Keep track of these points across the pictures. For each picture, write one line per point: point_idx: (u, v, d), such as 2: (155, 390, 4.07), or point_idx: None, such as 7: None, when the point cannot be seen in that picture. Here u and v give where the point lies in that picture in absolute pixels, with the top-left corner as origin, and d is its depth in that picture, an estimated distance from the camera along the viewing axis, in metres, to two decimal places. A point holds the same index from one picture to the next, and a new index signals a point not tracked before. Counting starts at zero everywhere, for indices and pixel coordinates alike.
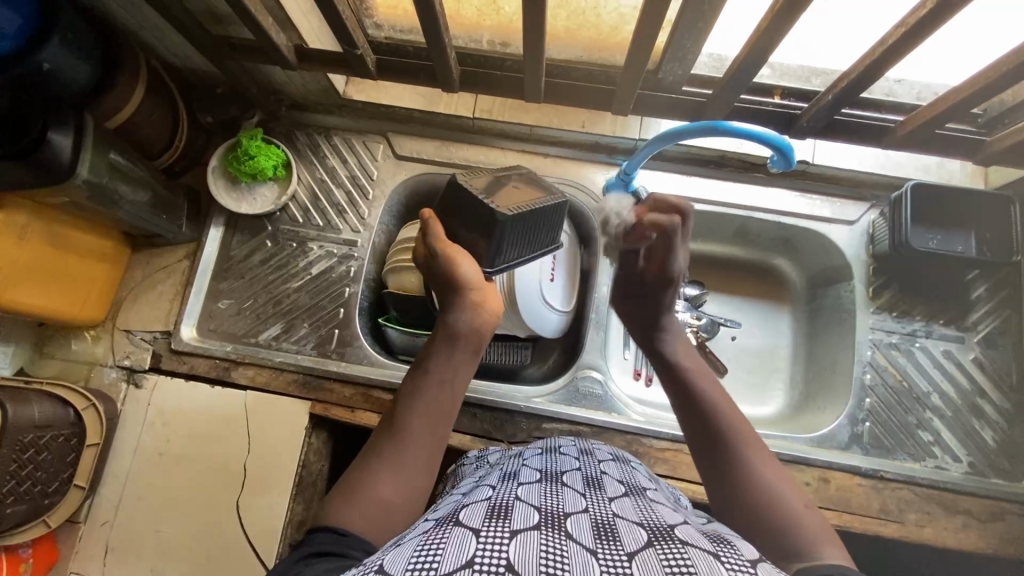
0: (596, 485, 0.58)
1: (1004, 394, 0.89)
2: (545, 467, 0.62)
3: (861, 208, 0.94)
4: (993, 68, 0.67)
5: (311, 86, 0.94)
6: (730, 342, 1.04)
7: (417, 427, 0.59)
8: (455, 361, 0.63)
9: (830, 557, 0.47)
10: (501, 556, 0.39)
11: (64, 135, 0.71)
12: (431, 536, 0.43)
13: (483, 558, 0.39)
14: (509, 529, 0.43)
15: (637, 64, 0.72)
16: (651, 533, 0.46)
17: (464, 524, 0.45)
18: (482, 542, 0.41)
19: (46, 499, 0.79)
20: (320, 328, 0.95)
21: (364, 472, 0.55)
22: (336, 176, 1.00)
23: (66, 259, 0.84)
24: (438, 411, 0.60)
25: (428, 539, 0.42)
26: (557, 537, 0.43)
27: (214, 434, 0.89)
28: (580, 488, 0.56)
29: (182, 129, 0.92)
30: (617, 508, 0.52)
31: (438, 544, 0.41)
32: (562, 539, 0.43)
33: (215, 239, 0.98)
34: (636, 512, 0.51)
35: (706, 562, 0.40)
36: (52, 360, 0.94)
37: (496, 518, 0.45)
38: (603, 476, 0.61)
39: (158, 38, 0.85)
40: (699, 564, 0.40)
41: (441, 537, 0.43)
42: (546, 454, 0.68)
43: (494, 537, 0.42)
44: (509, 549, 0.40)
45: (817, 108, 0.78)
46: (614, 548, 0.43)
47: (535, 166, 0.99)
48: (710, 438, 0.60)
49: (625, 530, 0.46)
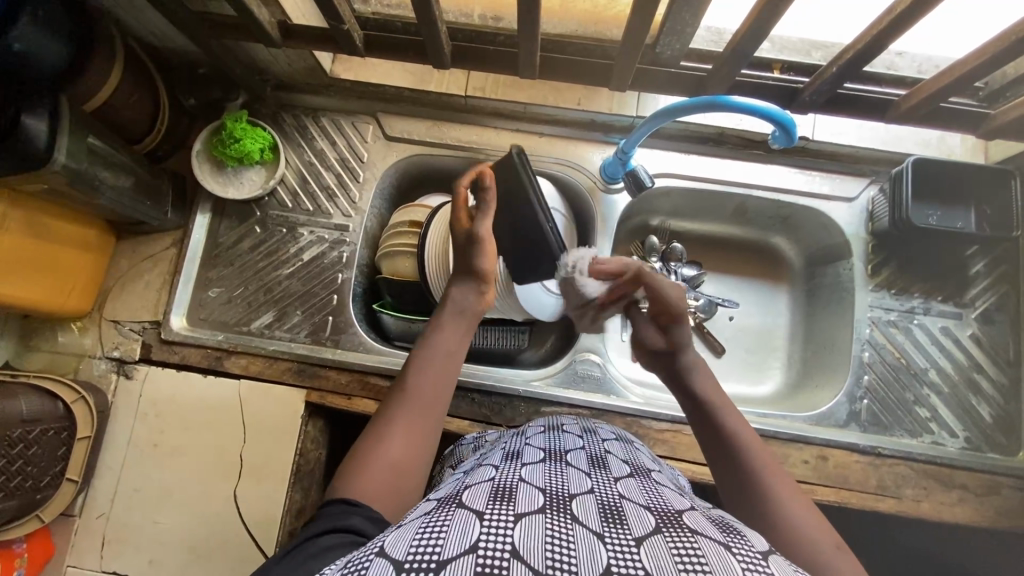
0: (600, 464, 0.58)
1: (1000, 368, 0.89)
2: (548, 446, 0.62)
3: (861, 185, 0.93)
4: (1001, 38, 0.64)
5: (296, 65, 0.90)
6: (728, 322, 1.03)
7: (420, 392, 0.61)
8: (456, 336, 0.67)
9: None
10: (506, 542, 0.39)
11: (39, 119, 0.68)
12: (433, 518, 0.42)
13: (487, 543, 0.38)
14: (513, 513, 0.42)
15: (634, 36, 0.69)
16: (659, 518, 0.45)
17: (467, 506, 0.44)
18: (486, 524, 0.41)
19: (38, 494, 0.78)
20: (313, 315, 0.93)
21: (372, 441, 0.56)
22: (325, 158, 0.97)
23: (48, 249, 0.81)
24: (441, 376, 0.63)
25: (430, 522, 0.42)
26: (562, 519, 0.43)
27: (208, 424, 0.87)
28: (585, 467, 0.56)
29: (162, 111, 0.89)
30: (623, 489, 0.51)
31: (440, 527, 0.40)
32: (568, 521, 0.43)
33: (201, 225, 0.96)
34: (643, 494, 0.51)
35: (717, 553, 0.40)
36: (40, 353, 0.92)
37: (500, 500, 0.45)
38: (608, 456, 0.60)
39: (135, 15, 0.81)
40: (710, 555, 0.39)
41: (444, 519, 0.42)
42: (549, 432, 0.67)
43: (498, 520, 0.41)
44: (514, 533, 0.40)
45: (819, 81, 0.76)
46: (622, 532, 0.42)
47: (531, 147, 0.96)
48: (737, 478, 0.58)
49: (632, 513, 0.46)
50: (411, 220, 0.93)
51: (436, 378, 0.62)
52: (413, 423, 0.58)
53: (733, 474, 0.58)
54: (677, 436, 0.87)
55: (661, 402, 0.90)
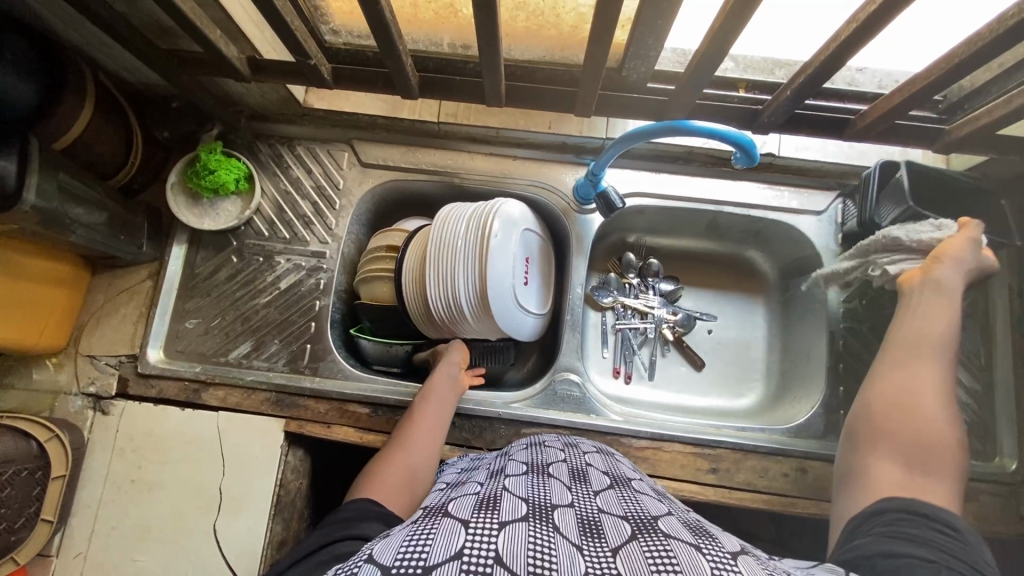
0: (581, 477, 0.58)
1: (973, 375, 0.90)
2: (530, 461, 0.62)
3: (828, 198, 0.95)
4: (945, 60, 0.66)
5: (270, 96, 0.91)
6: (706, 335, 1.04)
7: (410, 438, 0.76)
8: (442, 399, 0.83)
9: (933, 478, 0.56)
10: (489, 548, 0.39)
11: (8, 160, 0.68)
12: (419, 528, 0.43)
13: (472, 550, 0.39)
14: (496, 520, 0.43)
15: (597, 63, 0.71)
16: (635, 526, 0.46)
17: (453, 515, 0.44)
18: (471, 531, 0.41)
19: (13, 536, 0.77)
20: (291, 343, 0.93)
21: (380, 464, 0.71)
22: (301, 186, 0.98)
23: (22, 286, 0.81)
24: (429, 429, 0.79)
25: (416, 531, 0.42)
26: (544, 528, 0.43)
27: (187, 458, 0.87)
28: (566, 480, 0.56)
29: (136, 148, 0.90)
30: (602, 502, 0.51)
31: (427, 536, 0.41)
32: (549, 531, 0.43)
33: (178, 257, 0.96)
34: (620, 505, 0.51)
35: (688, 555, 0.40)
36: (13, 392, 0.91)
37: (485, 510, 0.45)
38: (588, 469, 0.61)
39: (106, 53, 0.81)
40: (683, 557, 0.40)
41: (430, 528, 0.42)
42: (532, 448, 0.68)
43: (483, 528, 0.41)
44: (498, 540, 0.40)
45: (778, 102, 0.78)
46: (599, 543, 0.43)
47: (505, 170, 0.97)
48: (911, 348, 0.64)
49: (610, 524, 0.46)
50: (389, 244, 0.94)
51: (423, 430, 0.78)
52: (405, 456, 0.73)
53: (902, 352, 0.65)
54: (658, 453, 0.87)
55: (641, 419, 0.90)
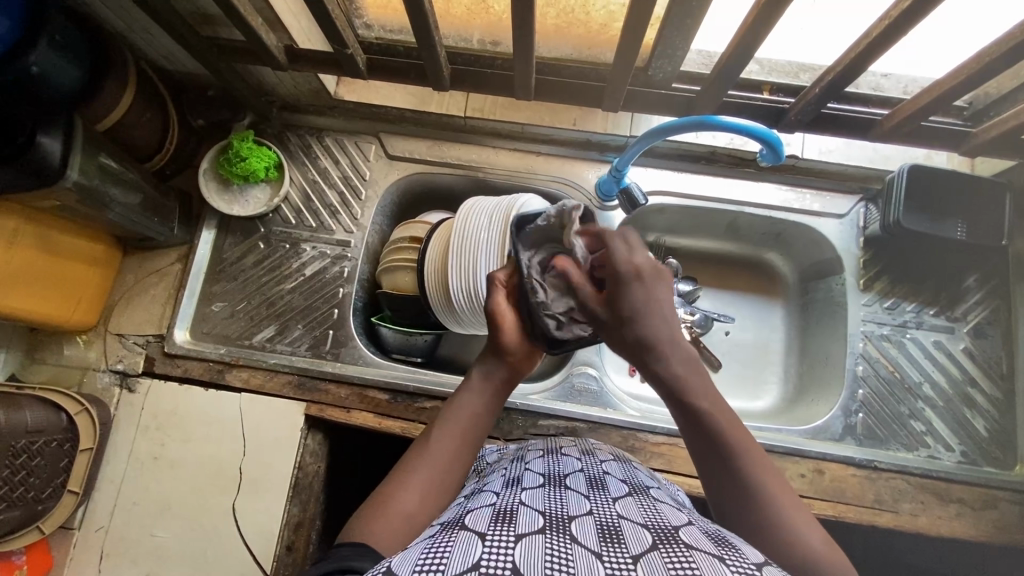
0: (599, 485, 0.58)
1: (993, 382, 0.90)
2: (547, 471, 0.62)
3: (851, 201, 0.95)
4: (973, 61, 0.67)
5: (301, 87, 0.94)
6: (723, 336, 1.04)
7: (441, 452, 0.58)
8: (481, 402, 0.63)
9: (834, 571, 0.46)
10: (506, 560, 0.40)
11: (53, 137, 0.70)
12: (437, 540, 0.43)
13: (489, 562, 0.39)
14: (513, 534, 0.43)
15: (626, 60, 0.72)
16: (655, 534, 0.46)
17: (470, 529, 0.45)
18: (487, 545, 0.41)
19: (40, 505, 0.78)
20: (314, 328, 0.95)
21: (394, 486, 0.54)
22: (328, 176, 1.00)
23: (57, 262, 0.83)
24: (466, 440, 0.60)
25: (434, 544, 0.43)
26: (561, 540, 0.43)
27: (209, 437, 0.88)
28: (584, 490, 0.56)
29: (172, 126, 0.92)
30: (621, 509, 0.52)
31: (444, 548, 0.41)
32: (566, 542, 0.43)
33: (207, 241, 0.98)
34: (640, 512, 0.51)
35: (711, 564, 0.40)
36: (44, 366, 0.93)
37: (501, 522, 0.45)
38: (607, 477, 0.61)
39: (147, 39, 0.84)
40: (704, 566, 0.40)
41: (447, 541, 0.43)
42: (547, 456, 0.67)
43: (500, 541, 0.42)
44: (515, 552, 0.41)
45: (805, 102, 0.79)
46: (619, 551, 0.43)
47: (528, 166, 0.99)
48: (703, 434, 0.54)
49: (630, 533, 0.46)
50: (411, 236, 0.95)
51: (454, 442, 0.59)
52: (431, 477, 0.56)
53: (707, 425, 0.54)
54: (674, 449, 0.87)
55: (657, 415, 0.91)
